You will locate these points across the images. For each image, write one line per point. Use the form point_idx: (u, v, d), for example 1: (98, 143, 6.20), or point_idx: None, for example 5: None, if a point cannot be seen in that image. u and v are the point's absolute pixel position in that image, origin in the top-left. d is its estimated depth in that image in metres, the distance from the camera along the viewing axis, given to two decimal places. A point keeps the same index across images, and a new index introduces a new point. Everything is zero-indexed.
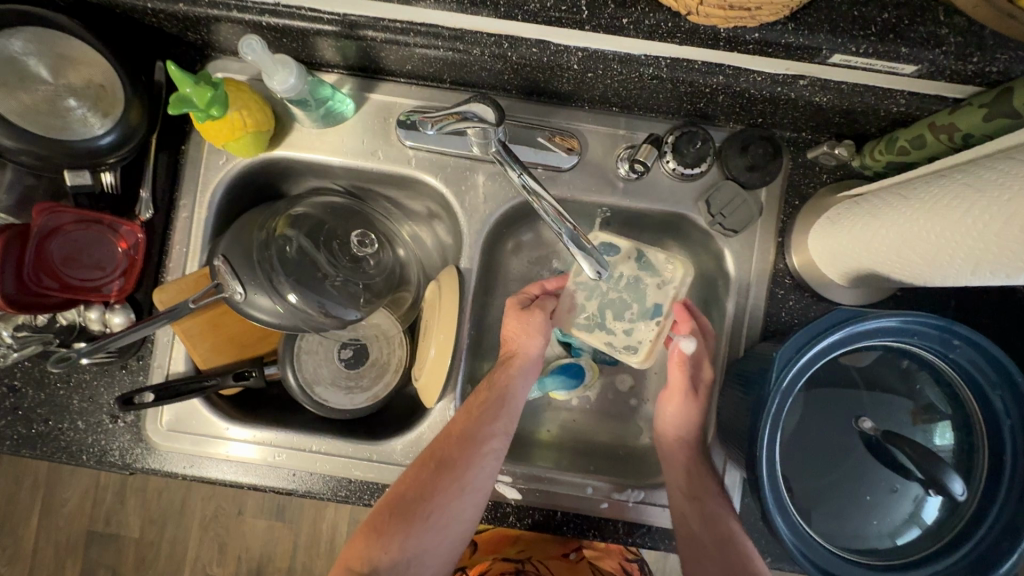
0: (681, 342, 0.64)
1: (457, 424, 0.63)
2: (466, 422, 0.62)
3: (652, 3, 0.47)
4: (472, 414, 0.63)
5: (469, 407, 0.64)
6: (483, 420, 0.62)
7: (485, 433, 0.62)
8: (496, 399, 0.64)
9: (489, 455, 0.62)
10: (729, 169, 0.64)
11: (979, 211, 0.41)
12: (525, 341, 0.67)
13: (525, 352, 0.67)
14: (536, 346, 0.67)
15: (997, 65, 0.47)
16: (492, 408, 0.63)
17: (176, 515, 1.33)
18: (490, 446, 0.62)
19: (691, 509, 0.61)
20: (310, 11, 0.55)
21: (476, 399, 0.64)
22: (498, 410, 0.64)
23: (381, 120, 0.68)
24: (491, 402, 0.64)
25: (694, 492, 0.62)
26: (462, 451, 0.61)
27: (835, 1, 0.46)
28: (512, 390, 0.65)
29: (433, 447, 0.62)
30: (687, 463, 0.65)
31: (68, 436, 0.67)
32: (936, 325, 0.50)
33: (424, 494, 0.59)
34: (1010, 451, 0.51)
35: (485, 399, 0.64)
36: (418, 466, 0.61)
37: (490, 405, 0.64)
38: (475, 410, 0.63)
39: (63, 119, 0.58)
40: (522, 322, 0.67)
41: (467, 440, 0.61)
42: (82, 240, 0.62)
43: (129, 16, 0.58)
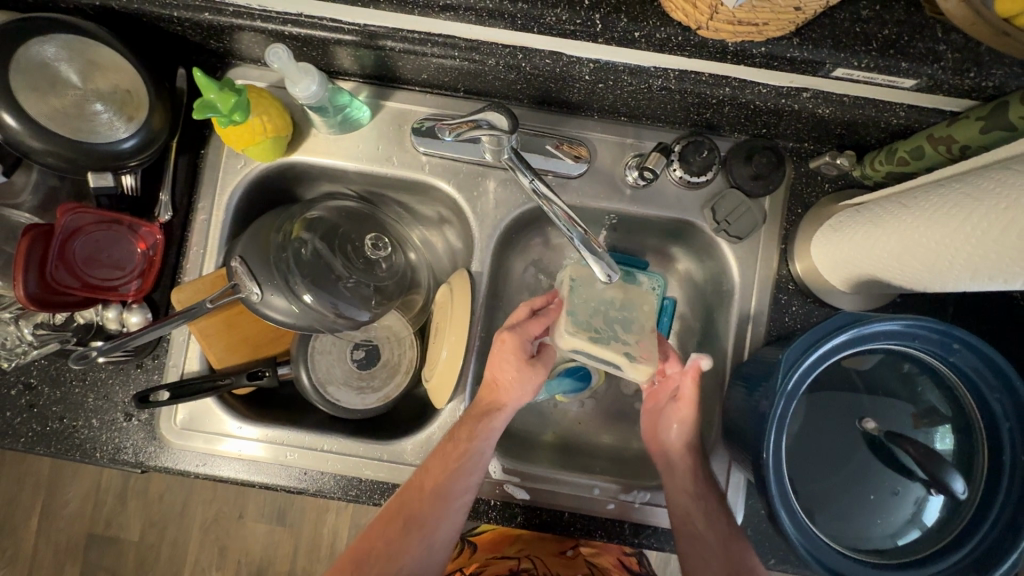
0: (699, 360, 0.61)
1: (428, 480, 0.62)
2: (437, 480, 0.62)
3: (663, 18, 0.50)
4: (444, 471, 0.62)
5: (442, 460, 0.62)
6: (454, 478, 0.62)
7: (457, 489, 0.62)
8: (467, 457, 0.62)
9: (459, 509, 0.63)
10: (734, 178, 0.66)
11: (977, 219, 0.42)
12: (523, 371, 0.65)
13: (509, 405, 0.65)
14: (520, 395, 0.65)
15: (993, 80, 0.49)
16: (463, 467, 0.62)
17: (177, 518, 1.33)
18: (461, 500, 0.63)
19: (697, 510, 0.63)
20: (331, 22, 0.57)
21: (450, 451, 0.63)
22: (471, 467, 0.63)
23: (396, 127, 0.70)
24: (465, 458, 0.62)
25: (699, 494, 0.64)
26: (431, 509, 0.61)
27: (838, 17, 0.49)
28: (486, 442, 0.63)
29: (403, 500, 0.63)
30: (690, 469, 0.65)
31: (83, 434, 0.68)
32: (937, 329, 0.52)
33: (393, 551, 0.61)
34: (1009, 453, 0.52)
35: (460, 453, 0.62)
36: (388, 518, 0.62)
37: (464, 461, 0.62)
38: (449, 466, 0.62)
39: (89, 122, 0.59)
40: (512, 372, 0.65)
41: (438, 499, 0.62)
42: (102, 240, 0.64)
43: (155, 25, 0.60)
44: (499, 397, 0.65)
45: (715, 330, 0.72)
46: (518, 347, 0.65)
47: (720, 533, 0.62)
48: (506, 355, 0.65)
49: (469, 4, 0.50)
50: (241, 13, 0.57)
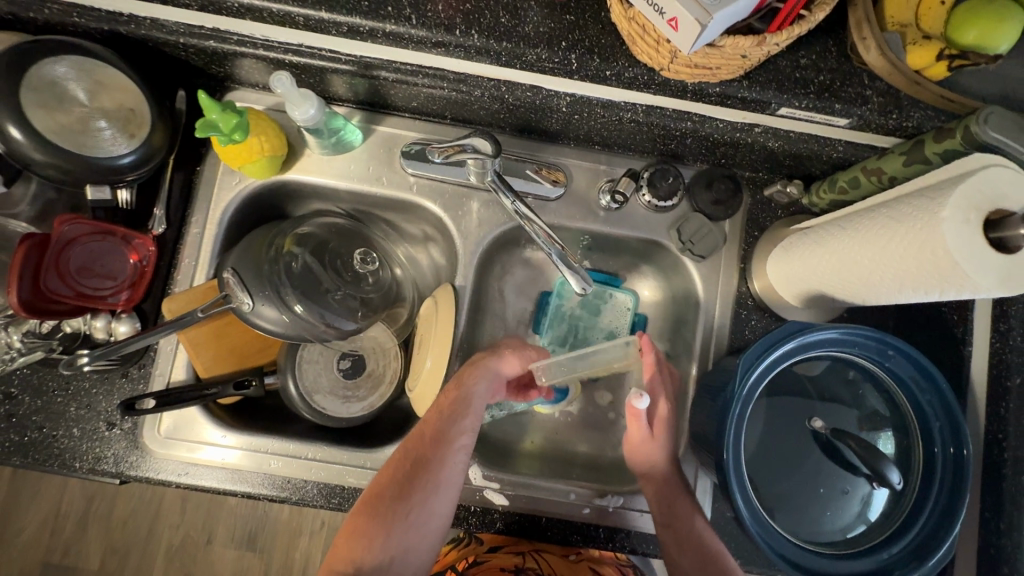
0: (635, 398, 0.64)
1: (427, 425, 0.64)
2: (436, 423, 0.64)
3: (631, 59, 0.56)
4: (441, 414, 0.64)
5: (437, 408, 0.65)
6: (451, 420, 0.64)
7: (456, 430, 0.63)
8: (462, 399, 0.65)
9: (460, 452, 0.63)
10: (697, 203, 0.72)
11: (902, 238, 0.49)
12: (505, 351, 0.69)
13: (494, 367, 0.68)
14: (507, 363, 0.69)
15: (913, 121, 0.56)
16: (457, 411, 0.64)
17: (141, 544, 1.29)
18: (461, 443, 0.63)
19: (668, 538, 0.65)
20: (329, 53, 0.62)
21: (444, 399, 0.65)
22: (464, 411, 0.64)
23: (387, 150, 0.74)
24: (457, 402, 0.65)
25: (669, 524, 0.65)
26: (434, 451, 0.62)
27: (780, 64, 0.56)
28: (477, 391, 0.65)
29: (407, 448, 0.63)
30: (655, 500, 0.67)
31: (62, 443, 0.68)
32: (874, 337, 0.59)
33: (401, 494, 0.61)
34: (939, 447, 0.59)
35: (453, 399, 0.65)
36: (395, 465, 0.63)
37: (458, 405, 0.64)
38: (444, 410, 0.64)
39: (92, 137, 0.62)
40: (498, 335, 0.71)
41: (439, 441, 0.63)
42: (97, 250, 0.66)
43: (160, 49, 0.64)
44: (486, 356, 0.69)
45: (682, 343, 0.77)
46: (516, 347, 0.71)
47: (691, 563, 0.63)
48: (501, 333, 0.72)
49: (459, 41, 0.56)
50: (244, 42, 0.61)
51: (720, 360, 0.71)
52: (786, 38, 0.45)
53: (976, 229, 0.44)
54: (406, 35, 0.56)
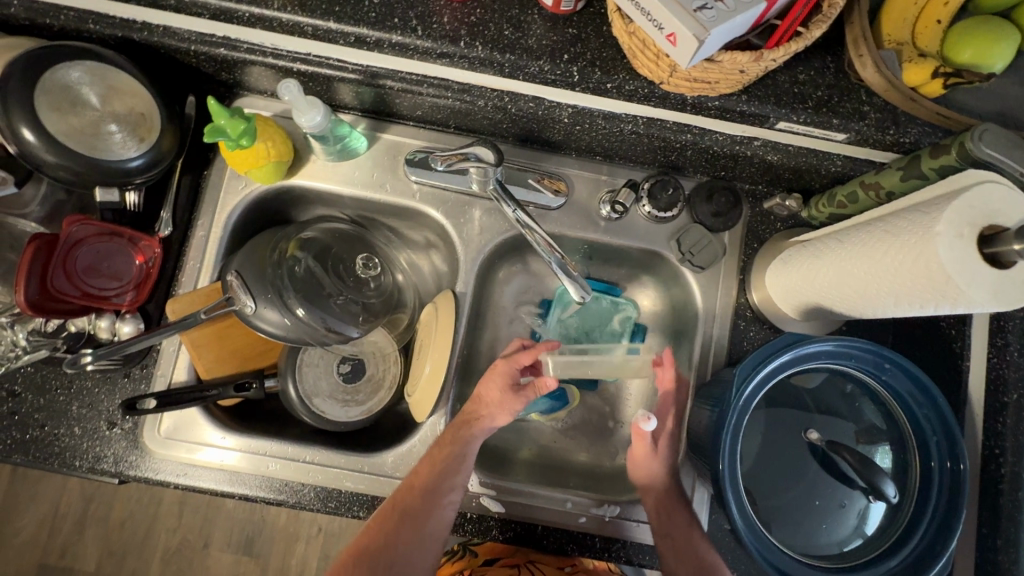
0: (641, 422, 0.67)
1: (417, 479, 0.65)
2: (426, 478, 0.65)
3: (631, 73, 0.57)
4: (433, 469, 0.65)
5: (431, 460, 0.66)
6: (444, 474, 0.65)
7: (446, 485, 0.65)
8: (457, 455, 0.66)
9: (448, 507, 0.66)
10: (696, 214, 0.73)
11: (899, 253, 0.49)
12: (495, 411, 0.68)
13: (490, 419, 0.68)
14: (502, 420, 0.68)
15: (910, 137, 0.57)
16: (451, 466, 0.66)
17: (138, 547, 1.29)
18: (450, 498, 0.66)
19: (665, 550, 0.66)
20: (337, 62, 0.63)
21: (438, 452, 0.67)
22: (458, 466, 0.66)
23: (390, 157, 0.75)
24: (452, 457, 0.66)
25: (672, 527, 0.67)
26: (422, 505, 0.64)
27: (778, 79, 0.57)
28: (473, 445, 0.67)
29: (397, 498, 0.66)
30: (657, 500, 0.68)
31: (64, 442, 0.68)
32: (871, 350, 0.59)
33: (387, 544, 0.64)
34: (936, 462, 0.58)
35: (448, 453, 0.66)
36: (383, 513, 0.65)
37: (451, 460, 0.66)
38: (437, 465, 0.66)
39: (103, 141, 0.63)
40: (496, 392, 0.69)
41: (428, 495, 0.64)
42: (104, 251, 0.66)
43: (171, 56, 0.66)
44: (482, 410, 0.69)
45: (680, 354, 0.77)
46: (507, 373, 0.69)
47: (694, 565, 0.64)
48: (492, 380, 0.69)
49: (464, 52, 0.57)
50: (254, 50, 0.63)
51: (718, 371, 0.71)
52: (783, 54, 0.46)
53: (969, 243, 0.45)
54: (412, 46, 0.58)
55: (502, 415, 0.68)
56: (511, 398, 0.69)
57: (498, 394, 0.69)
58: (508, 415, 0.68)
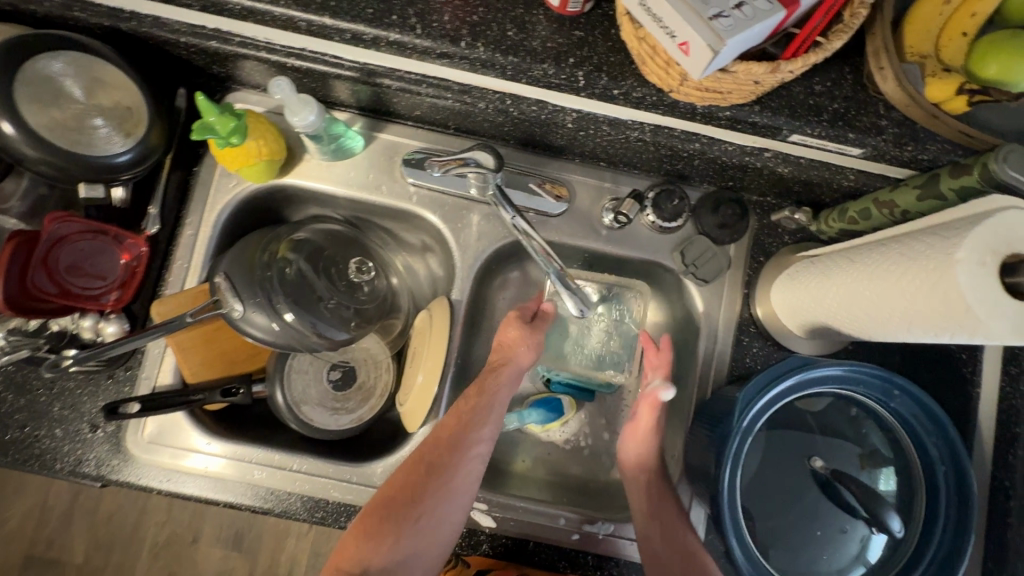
0: (659, 391, 0.67)
1: (444, 430, 0.64)
2: (453, 428, 0.63)
3: (640, 79, 0.55)
4: (459, 420, 0.64)
5: (456, 413, 0.65)
6: (470, 425, 0.64)
7: (473, 437, 0.63)
8: (483, 406, 0.65)
9: (475, 459, 0.63)
10: (702, 225, 0.71)
11: (917, 278, 0.47)
12: (520, 351, 0.68)
13: (517, 360, 0.68)
14: (528, 356, 0.69)
15: (928, 154, 0.55)
16: (478, 416, 0.64)
17: (126, 540, 1.27)
18: (476, 451, 0.63)
19: (653, 533, 0.65)
20: (333, 58, 0.60)
21: (463, 404, 0.65)
22: (485, 415, 0.65)
23: (387, 158, 0.73)
24: (479, 407, 0.65)
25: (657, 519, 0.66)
26: (450, 456, 0.62)
27: (793, 90, 0.55)
28: (498, 397, 0.66)
29: (422, 451, 0.63)
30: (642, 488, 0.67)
31: (44, 444, 0.66)
32: (879, 376, 0.57)
33: (414, 496, 0.60)
34: (943, 495, 0.56)
35: (473, 405, 0.65)
36: (410, 467, 0.62)
37: (477, 411, 0.65)
38: (462, 416, 0.64)
39: (88, 135, 0.60)
40: (518, 333, 0.69)
41: (457, 445, 0.62)
42: (88, 248, 0.64)
43: (160, 47, 0.63)
44: (507, 354, 0.69)
45: (681, 368, 0.75)
46: (522, 317, 0.70)
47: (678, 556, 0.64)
48: (509, 323, 0.70)
49: (465, 53, 0.55)
50: (247, 44, 0.60)
51: (719, 388, 0.69)
52: (801, 66, 0.44)
53: (991, 273, 0.42)
54: (410, 45, 0.55)
55: (531, 352, 0.69)
56: (535, 333, 0.70)
57: (519, 334, 0.69)
58: (536, 351, 0.69)
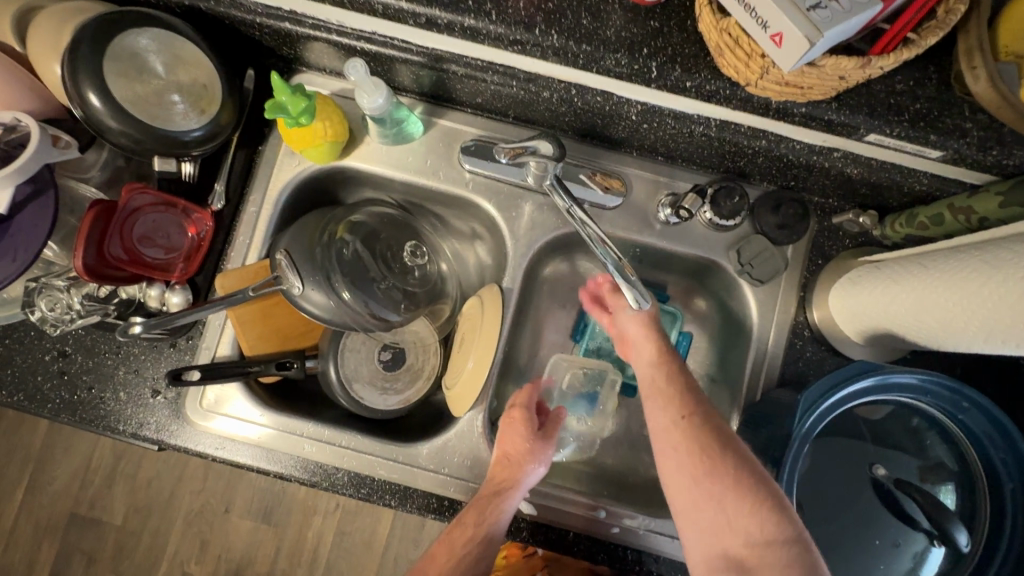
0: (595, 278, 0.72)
1: (433, 568, 0.59)
2: (443, 567, 0.58)
3: (714, 72, 0.54)
4: (450, 559, 0.58)
5: (450, 546, 0.59)
6: (463, 566, 0.58)
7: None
8: (478, 541, 0.59)
9: None
10: (760, 225, 0.70)
11: (999, 287, 0.45)
12: (523, 468, 0.63)
13: (520, 481, 0.63)
14: (534, 472, 0.64)
15: (1014, 159, 0.53)
16: (478, 543, 0.59)
17: (163, 505, 1.33)
18: None
19: (669, 406, 0.57)
20: (402, 42, 0.61)
21: (458, 536, 0.60)
22: (481, 552, 0.59)
23: (446, 144, 0.74)
24: (474, 542, 0.59)
25: (718, 470, 0.52)
26: None
27: (874, 88, 0.53)
28: (498, 526, 0.60)
29: None
30: (684, 441, 0.55)
31: (109, 405, 0.69)
32: (948, 387, 0.55)
33: None
34: (1011, 512, 0.54)
35: (468, 539, 0.59)
36: None
37: (472, 547, 0.59)
38: (454, 553, 0.59)
39: (166, 110, 0.62)
40: (523, 446, 0.64)
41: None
42: (159, 221, 0.67)
43: (235, 27, 0.65)
44: (512, 473, 0.63)
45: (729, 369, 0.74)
46: (528, 420, 0.66)
47: (750, 512, 0.51)
48: (515, 430, 0.65)
49: (538, 40, 0.55)
50: (319, 26, 0.61)
51: (771, 390, 0.68)
52: (894, 61, 0.43)
53: None
54: (483, 31, 0.55)
55: (541, 467, 0.64)
56: (542, 441, 0.65)
57: (523, 443, 0.64)
58: (543, 463, 0.64)
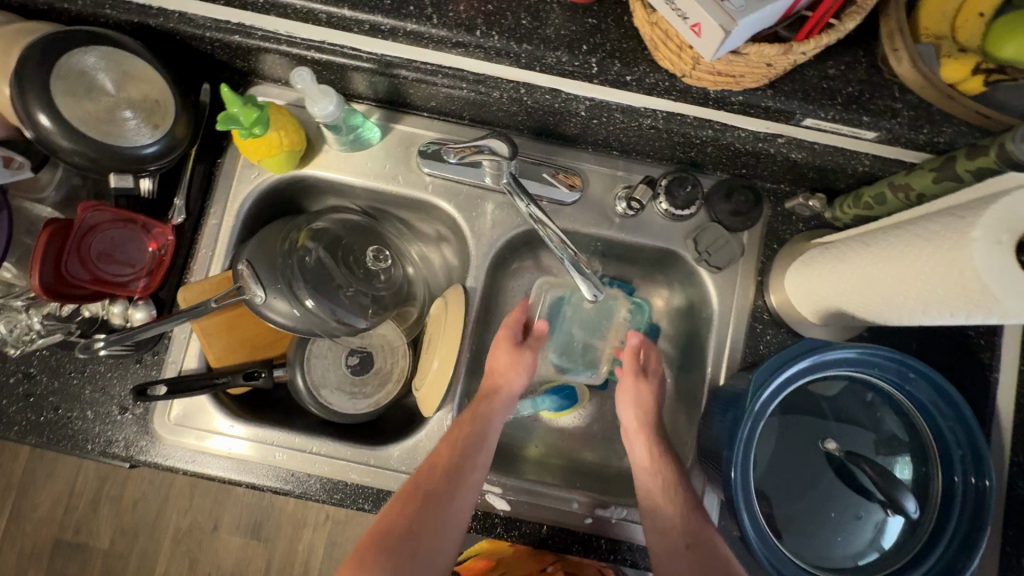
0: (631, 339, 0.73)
1: (438, 462, 0.65)
2: (449, 455, 0.65)
3: (652, 65, 0.55)
4: (455, 450, 0.65)
5: (452, 439, 0.66)
6: (466, 455, 0.65)
7: (469, 465, 0.65)
8: (477, 433, 0.67)
9: (472, 488, 0.64)
10: (715, 213, 0.71)
11: (932, 259, 0.46)
12: (512, 377, 0.71)
13: (511, 387, 0.71)
14: (520, 380, 0.71)
15: (944, 136, 0.55)
16: (471, 446, 0.66)
17: (150, 527, 1.31)
18: (473, 479, 0.65)
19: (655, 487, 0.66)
20: (350, 50, 0.62)
21: (458, 432, 0.67)
22: (480, 445, 0.66)
23: (404, 149, 0.74)
24: (472, 434, 0.66)
25: (701, 557, 0.62)
26: (446, 487, 0.63)
27: (806, 74, 0.55)
28: (491, 422, 0.68)
29: (416, 484, 0.64)
30: (671, 522, 0.64)
31: (76, 425, 0.69)
32: (894, 358, 0.57)
33: (411, 529, 0.61)
34: (960, 477, 0.56)
35: (468, 433, 0.66)
36: (401, 503, 0.63)
37: (472, 438, 0.66)
38: (458, 444, 0.65)
39: (118, 127, 0.62)
40: (510, 359, 0.72)
41: (451, 474, 0.64)
42: (118, 237, 0.67)
43: (186, 43, 0.65)
44: (501, 380, 0.71)
45: (694, 357, 0.76)
46: (511, 338, 0.74)
47: None
48: (501, 347, 0.73)
49: (479, 41, 0.56)
50: (268, 37, 0.62)
51: (732, 374, 0.69)
52: (814, 47, 0.44)
53: (1008, 252, 0.42)
54: (426, 35, 0.56)
55: (522, 375, 0.72)
56: (526, 356, 0.73)
57: (514, 359, 0.72)
58: (527, 371, 0.72)
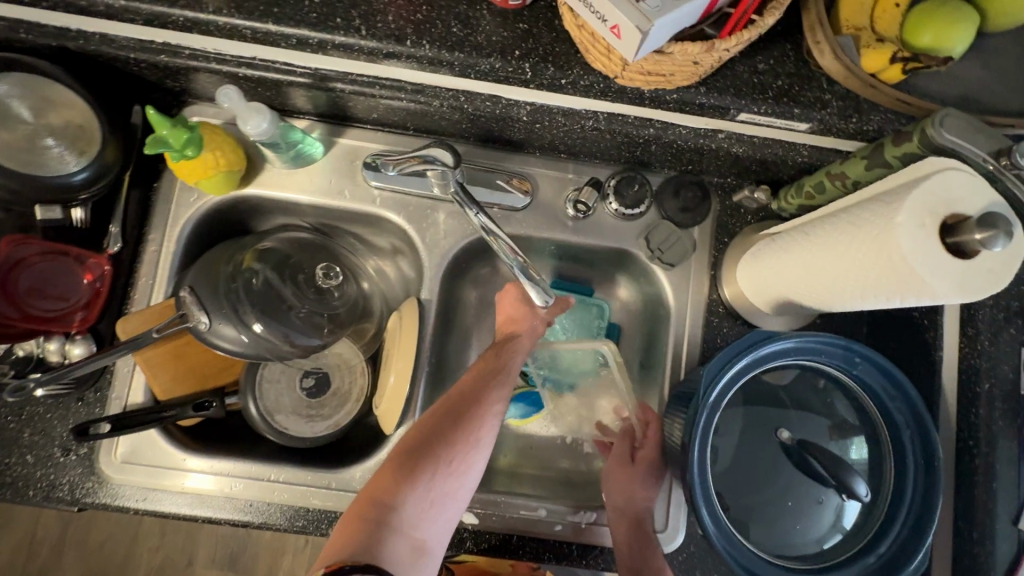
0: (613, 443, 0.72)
1: (462, 387, 0.61)
2: (472, 381, 0.61)
3: (586, 67, 0.56)
4: (479, 377, 0.62)
5: (474, 370, 0.63)
6: (488, 381, 0.61)
7: (493, 394, 0.61)
8: (497, 366, 0.63)
9: (495, 416, 0.60)
10: (665, 210, 0.71)
11: (866, 246, 0.47)
12: (523, 321, 0.67)
13: (525, 333, 0.66)
14: (536, 325, 0.67)
15: (873, 125, 0.56)
16: (495, 373, 0.62)
17: (118, 569, 1.25)
18: (496, 408, 0.60)
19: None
20: (284, 65, 0.59)
21: (480, 364, 0.64)
22: (502, 379, 0.62)
23: (349, 162, 0.73)
24: (493, 368, 0.63)
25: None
26: (471, 408, 0.59)
27: (737, 70, 0.56)
28: (511, 360, 0.64)
29: (443, 405, 0.60)
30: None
31: (16, 471, 0.65)
32: (840, 345, 0.59)
33: (434, 445, 0.56)
34: (911, 457, 0.58)
35: (489, 366, 0.63)
36: (426, 421, 0.59)
37: (495, 369, 0.63)
38: (479, 374, 0.62)
39: (40, 155, 0.61)
40: (523, 308, 0.67)
41: (478, 399, 0.60)
42: (48, 271, 0.65)
43: (110, 65, 0.62)
44: (517, 323, 0.67)
45: (654, 354, 0.76)
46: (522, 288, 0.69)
47: None
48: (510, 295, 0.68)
49: (411, 51, 0.55)
50: (197, 55, 0.59)
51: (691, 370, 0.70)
52: (735, 43, 0.44)
53: (931, 233, 0.43)
54: (357, 47, 0.56)
55: (536, 320, 0.67)
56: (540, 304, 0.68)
57: (518, 303, 0.67)
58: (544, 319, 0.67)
